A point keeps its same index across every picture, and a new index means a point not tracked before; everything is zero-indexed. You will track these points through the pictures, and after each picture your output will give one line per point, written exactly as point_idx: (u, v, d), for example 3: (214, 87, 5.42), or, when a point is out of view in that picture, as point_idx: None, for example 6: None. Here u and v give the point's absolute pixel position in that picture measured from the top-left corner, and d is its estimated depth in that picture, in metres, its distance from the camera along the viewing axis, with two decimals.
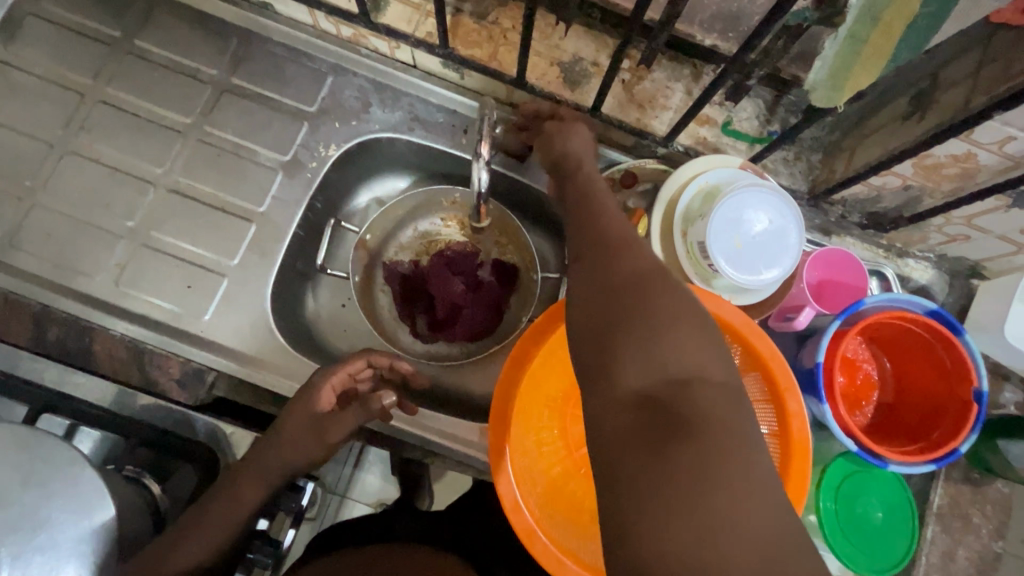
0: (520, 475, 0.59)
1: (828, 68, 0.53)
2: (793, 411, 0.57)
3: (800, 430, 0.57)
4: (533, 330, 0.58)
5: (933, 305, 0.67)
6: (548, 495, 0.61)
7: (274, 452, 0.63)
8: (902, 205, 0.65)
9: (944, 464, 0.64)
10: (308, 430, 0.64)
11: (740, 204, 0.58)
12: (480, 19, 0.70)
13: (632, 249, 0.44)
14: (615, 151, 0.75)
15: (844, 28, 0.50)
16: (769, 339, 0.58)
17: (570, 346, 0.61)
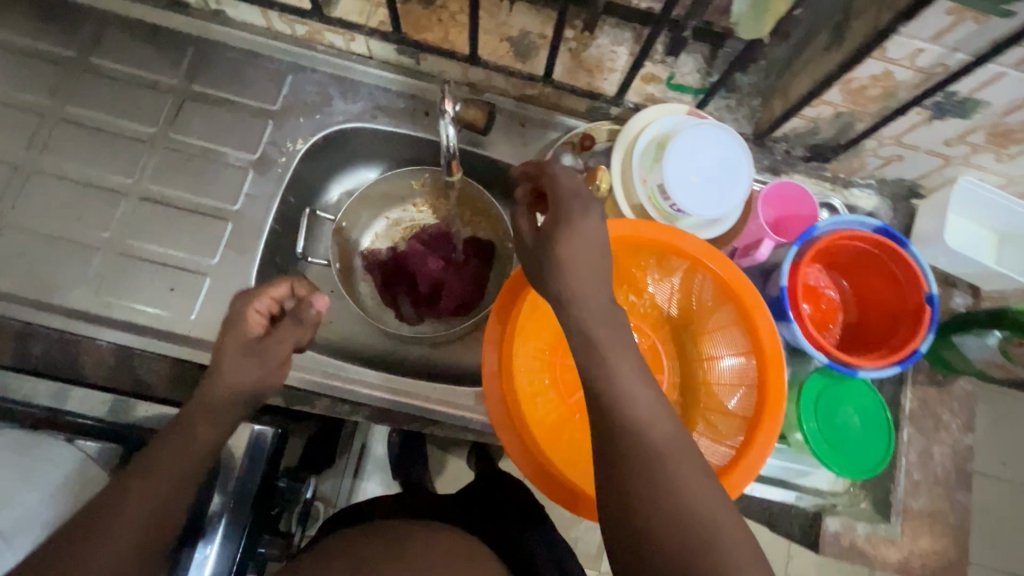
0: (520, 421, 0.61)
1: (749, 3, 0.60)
2: (763, 326, 0.61)
3: (770, 341, 0.61)
4: (513, 280, 0.62)
5: (879, 223, 0.72)
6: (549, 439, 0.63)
7: (213, 390, 0.55)
8: (838, 133, 0.71)
9: (908, 366, 0.69)
10: (242, 359, 0.56)
11: (691, 144, 0.62)
12: (428, 4, 0.72)
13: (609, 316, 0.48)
14: (570, 118, 0.80)
15: None
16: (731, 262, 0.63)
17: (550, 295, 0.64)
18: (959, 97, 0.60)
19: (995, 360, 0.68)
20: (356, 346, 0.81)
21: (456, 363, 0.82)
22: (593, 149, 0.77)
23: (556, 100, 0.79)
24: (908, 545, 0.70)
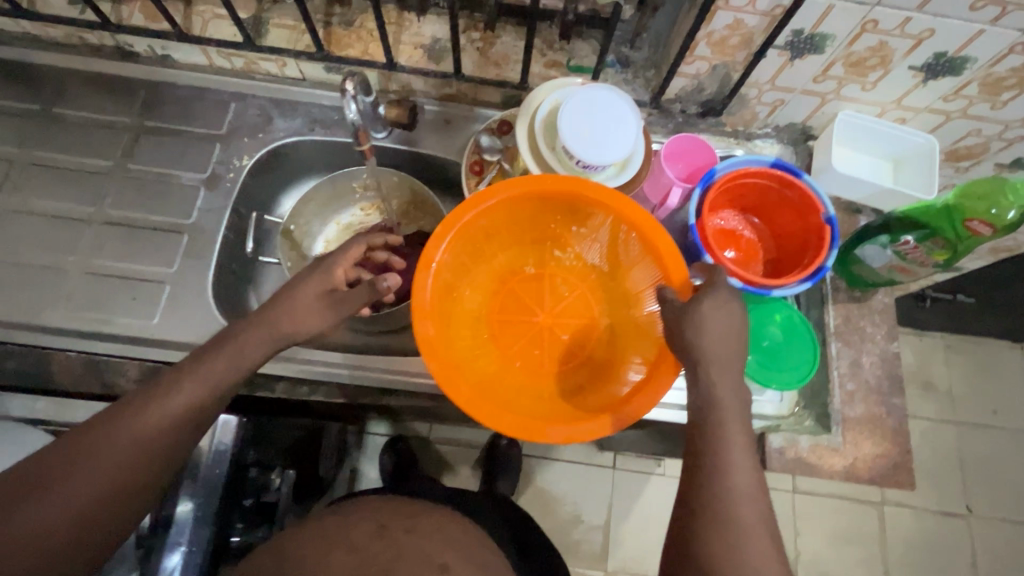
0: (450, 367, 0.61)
1: None
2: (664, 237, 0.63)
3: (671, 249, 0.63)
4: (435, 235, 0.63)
5: (773, 159, 0.80)
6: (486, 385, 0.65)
7: (282, 316, 0.60)
8: (721, 85, 0.79)
9: (818, 281, 0.74)
10: (319, 303, 0.62)
11: (581, 103, 0.70)
12: (348, 26, 0.83)
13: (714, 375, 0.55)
14: (489, 109, 0.88)
15: None
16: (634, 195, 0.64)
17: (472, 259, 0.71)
18: (806, 33, 0.68)
19: (895, 264, 0.73)
20: None
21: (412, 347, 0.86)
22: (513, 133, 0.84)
23: (474, 95, 0.87)
24: (852, 452, 0.73)
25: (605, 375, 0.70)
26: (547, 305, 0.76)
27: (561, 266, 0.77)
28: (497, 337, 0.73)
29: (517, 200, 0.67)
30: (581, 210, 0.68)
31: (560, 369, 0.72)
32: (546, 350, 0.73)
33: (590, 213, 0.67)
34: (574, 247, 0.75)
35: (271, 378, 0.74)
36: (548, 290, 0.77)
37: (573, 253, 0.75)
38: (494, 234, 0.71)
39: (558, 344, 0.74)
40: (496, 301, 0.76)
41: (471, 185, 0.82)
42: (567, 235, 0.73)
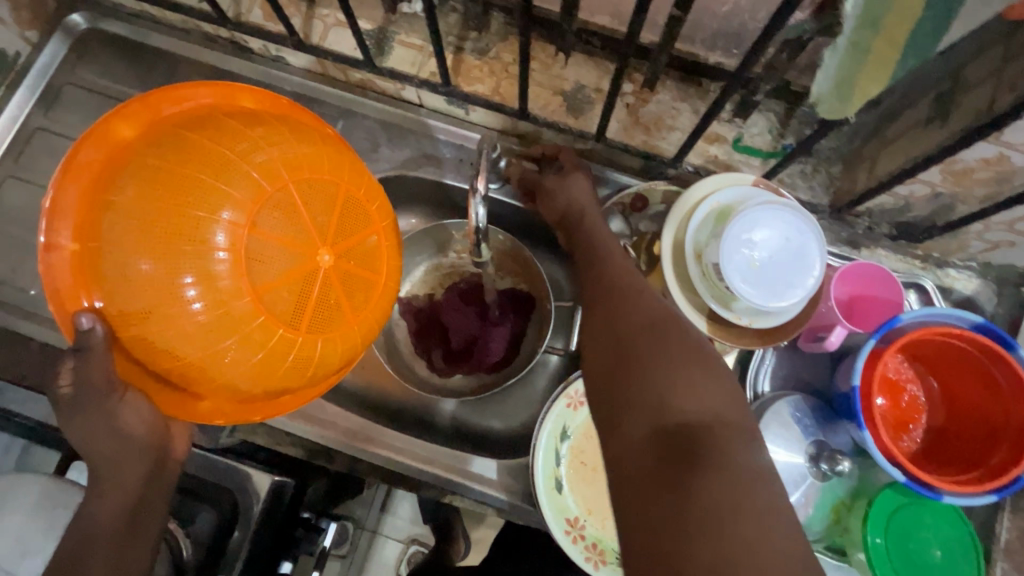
0: (118, 305, 0.51)
1: (833, 80, 0.51)
2: (205, 156, 0.50)
3: (181, 153, 0.50)
4: (155, 179, 0.50)
5: (980, 318, 0.63)
6: (132, 342, 0.51)
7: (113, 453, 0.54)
8: (934, 213, 0.62)
9: (1007, 494, 0.58)
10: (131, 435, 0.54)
11: (756, 222, 0.56)
12: (481, 55, 0.71)
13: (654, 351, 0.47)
14: (624, 174, 0.74)
15: (843, 37, 0.47)
16: (222, 151, 0.51)
17: (112, 277, 0.50)
18: None
19: None
20: (382, 395, 0.79)
21: (485, 421, 0.79)
22: (646, 212, 0.72)
23: (608, 156, 0.74)
24: None
25: (240, 318, 0.50)
26: (203, 335, 0.50)
27: (229, 317, 0.50)
28: (214, 379, 0.53)
29: (338, 160, 0.56)
30: (296, 229, 0.51)
31: (225, 349, 0.51)
32: (225, 376, 0.52)
33: (239, 130, 0.53)
34: (249, 301, 0.50)
35: (330, 449, 0.68)
36: (164, 227, 0.49)
37: (217, 249, 0.48)
38: (360, 255, 0.55)
39: (165, 356, 0.51)
40: (235, 332, 0.50)
41: None
42: (278, 276, 0.50)
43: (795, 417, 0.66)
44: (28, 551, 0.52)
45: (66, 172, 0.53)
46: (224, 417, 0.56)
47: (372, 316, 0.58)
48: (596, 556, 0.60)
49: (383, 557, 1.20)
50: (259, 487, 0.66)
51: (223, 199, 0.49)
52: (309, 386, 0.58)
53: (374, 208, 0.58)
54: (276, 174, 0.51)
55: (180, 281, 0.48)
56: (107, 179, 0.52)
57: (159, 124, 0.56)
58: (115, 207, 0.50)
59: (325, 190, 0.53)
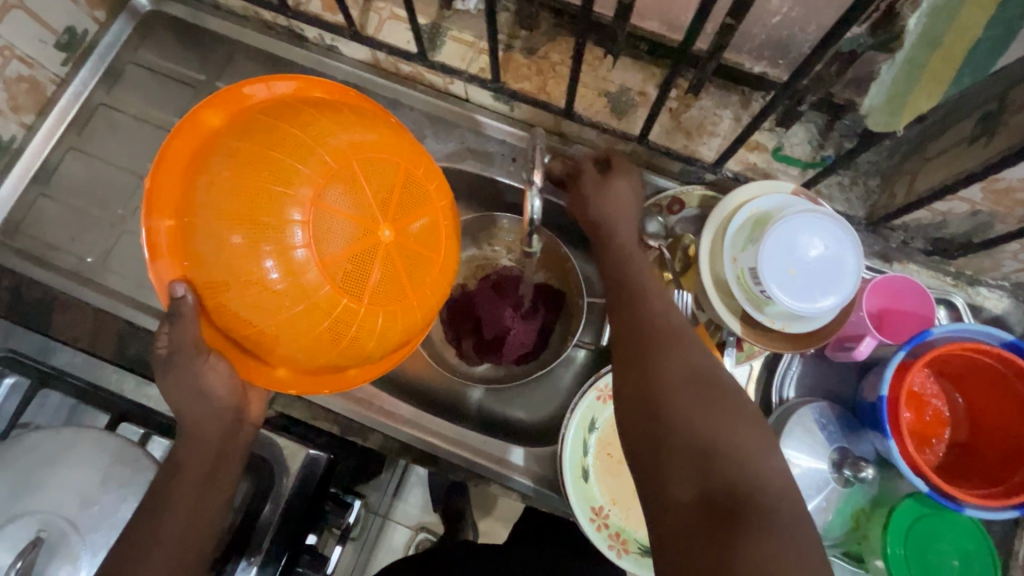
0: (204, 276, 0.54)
1: (886, 94, 0.54)
2: (282, 137, 0.53)
3: (262, 134, 0.53)
4: (240, 157, 0.53)
5: (1009, 336, 0.64)
6: (214, 309, 0.55)
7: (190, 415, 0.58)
8: (971, 230, 0.63)
9: None
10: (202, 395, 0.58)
11: (795, 229, 0.57)
12: (529, 55, 0.73)
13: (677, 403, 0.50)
14: (662, 177, 0.76)
15: (900, 52, 0.51)
16: (299, 132, 0.53)
17: (199, 248, 0.53)
18: None
19: None
20: (413, 379, 0.81)
21: (510, 411, 0.81)
22: (682, 214, 0.74)
23: (648, 159, 0.76)
24: None
25: (309, 289, 0.52)
26: (276, 305, 0.53)
27: (301, 288, 0.52)
28: (286, 347, 0.56)
29: (400, 141, 0.57)
30: (363, 206, 0.53)
31: (296, 319, 0.53)
32: (294, 344, 0.55)
33: (311, 113, 0.55)
34: (321, 272, 0.52)
35: (365, 427, 0.73)
36: (244, 203, 0.51)
37: (292, 223, 0.51)
38: (421, 232, 0.57)
39: (243, 324, 0.54)
40: (305, 302, 0.53)
41: None
42: (346, 249, 0.52)
43: (819, 423, 0.67)
44: (88, 501, 0.55)
45: (161, 158, 0.57)
46: (295, 387, 0.60)
47: (430, 293, 0.59)
48: (620, 544, 0.62)
49: (391, 543, 1.22)
50: (294, 458, 0.69)
51: (299, 176, 0.51)
52: (371, 359, 0.60)
53: (433, 187, 0.59)
54: (345, 153, 0.53)
55: (257, 252, 0.51)
56: (194, 162, 0.56)
57: (241, 110, 0.59)
58: (201, 187, 0.54)
59: (388, 168, 0.55)
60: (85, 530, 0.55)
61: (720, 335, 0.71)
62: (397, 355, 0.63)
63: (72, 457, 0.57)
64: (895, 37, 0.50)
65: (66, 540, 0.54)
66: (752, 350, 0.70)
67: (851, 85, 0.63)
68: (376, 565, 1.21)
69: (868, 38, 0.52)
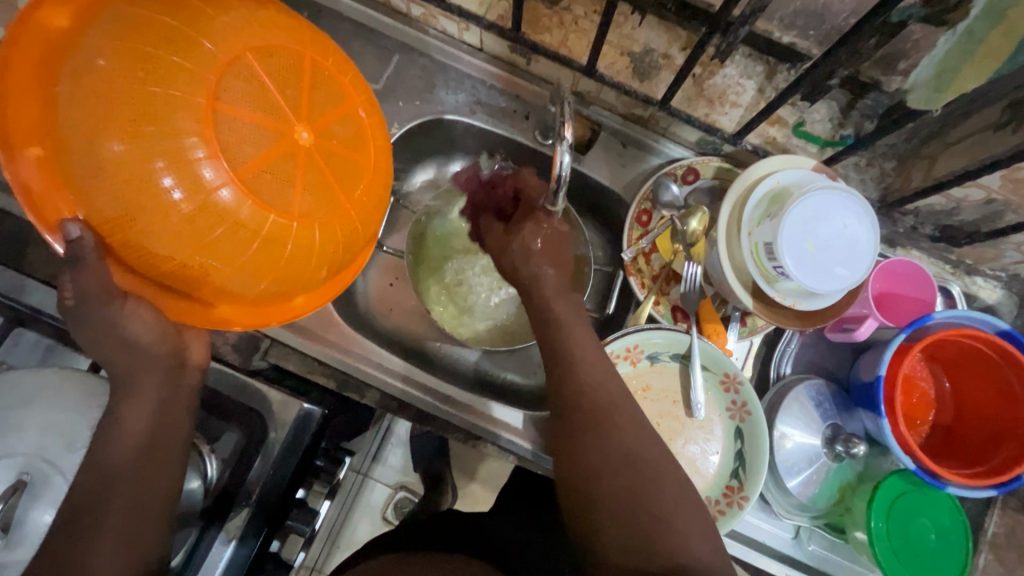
0: (95, 208, 0.49)
1: (934, 67, 0.55)
2: (153, 35, 0.47)
3: (127, 30, 0.47)
4: (106, 58, 0.46)
5: (1004, 325, 0.65)
6: (124, 246, 0.50)
7: None
8: (981, 219, 0.64)
9: (1006, 490, 0.62)
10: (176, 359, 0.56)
11: (815, 205, 0.56)
12: (552, 4, 0.67)
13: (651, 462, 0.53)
14: (676, 146, 0.76)
15: (961, 23, 0.50)
16: (175, 28, 0.47)
17: (86, 175, 0.47)
18: None
19: None
20: (410, 338, 0.80)
21: (507, 374, 0.81)
22: (696, 184, 0.73)
23: (665, 126, 0.74)
24: None
25: (228, 209, 0.49)
26: (192, 228, 0.49)
27: (214, 206, 0.48)
28: (216, 280, 0.52)
29: (296, 29, 0.53)
30: (267, 109, 0.49)
31: (220, 244, 0.50)
32: (227, 272, 0.52)
33: (187, 2, 0.49)
34: (235, 186, 0.48)
35: (363, 383, 0.72)
36: (124, 114, 0.46)
37: (189, 137, 0.46)
38: (340, 131, 0.54)
39: (160, 258, 0.50)
40: (225, 222, 0.49)
41: (632, 237, 0.72)
42: (259, 155, 0.49)
43: (814, 401, 0.69)
44: (73, 445, 0.53)
45: (2, 66, 0.48)
46: (241, 322, 0.57)
47: (366, 199, 0.57)
48: None
49: (370, 500, 1.21)
50: (288, 411, 0.67)
51: (183, 76, 0.46)
52: (311, 281, 0.58)
53: (345, 80, 0.55)
54: (234, 46, 0.49)
55: (153, 173, 0.47)
56: (49, 69, 0.48)
57: (92, 3, 0.49)
58: (66, 100, 0.47)
59: (288, 62, 0.51)
60: (70, 476, 0.52)
61: (725, 310, 0.72)
62: (342, 275, 0.62)
63: (54, 399, 0.54)
64: (951, 9, 0.49)
65: (51, 484, 0.51)
66: (756, 324, 0.71)
67: (878, 64, 0.60)
68: (354, 520, 1.20)
69: (920, 8, 0.50)
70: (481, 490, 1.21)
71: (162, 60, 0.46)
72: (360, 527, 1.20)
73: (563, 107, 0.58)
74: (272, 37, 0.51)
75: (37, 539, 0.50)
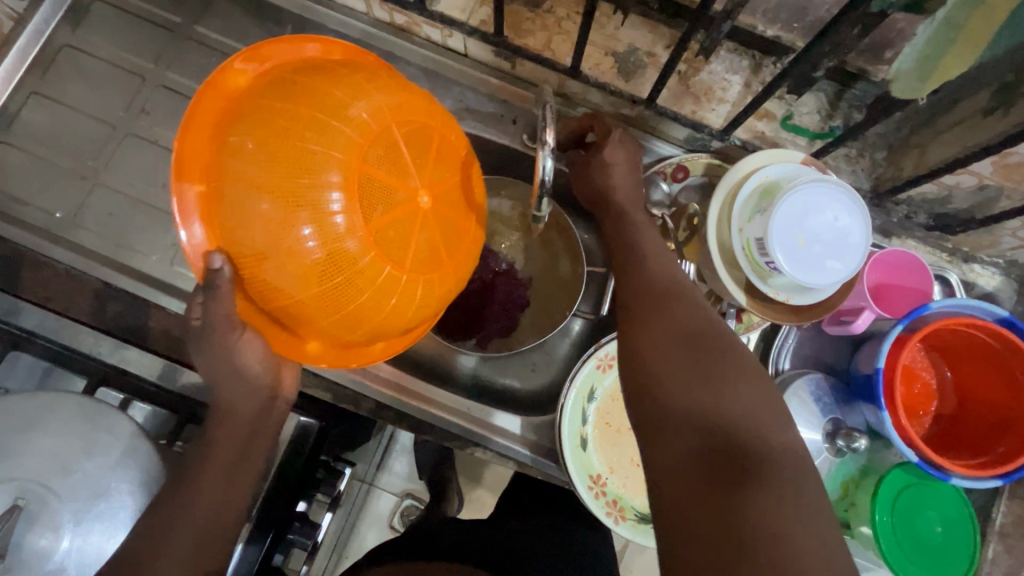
0: (236, 243, 0.49)
1: (917, 57, 0.55)
2: (318, 98, 0.49)
3: (293, 92, 0.49)
4: (274, 117, 0.48)
5: (1004, 312, 0.64)
6: (251, 279, 0.51)
7: None
8: (975, 206, 0.63)
9: (1012, 480, 0.61)
10: None
11: (804, 199, 0.56)
12: (534, 8, 0.68)
13: (737, 371, 0.49)
14: (665, 144, 0.74)
15: (940, 12, 0.50)
16: (333, 92, 0.49)
17: (234, 215, 0.49)
18: None
19: None
20: (406, 346, 0.79)
21: (503, 378, 0.80)
22: (686, 182, 0.72)
23: (653, 124, 0.73)
24: None
25: (354, 259, 0.49)
26: (315, 274, 0.49)
27: (340, 255, 0.48)
28: (324, 321, 0.52)
29: (431, 102, 0.54)
30: (397, 169, 0.50)
31: (336, 288, 0.50)
32: (337, 316, 0.52)
33: (344, 72, 0.51)
34: (361, 239, 0.48)
35: (358, 394, 0.71)
36: (282, 165, 0.47)
37: (330, 189, 0.47)
38: (452, 197, 0.54)
39: (278, 295, 0.51)
40: (342, 271, 0.49)
41: None
42: (387, 213, 0.49)
43: (814, 395, 0.68)
44: (67, 469, 0.53)
45: (191, 117, 0.51)
46: (327, 360, 0.57)
47: (462, 259, 0.57)
48: (616, 512, 0.65)
49: (376, 509, 1.21)
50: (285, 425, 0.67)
51: (337, 137, 0.48)
52: (402, 330, 0.57)
53: (464, 152, 0.56)
54: (382, 113, 0.50)
55: (293, 218, 0.47)
56: (224, 122, 0.51)
57: (269, 69, 0.53)
58: (233, 147, 0.49)
59: (423, 130, 0.52)
60: (66, 498, 0.52)
61: (720, 307, 0.70)
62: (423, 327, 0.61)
63: (47, 422, 0.53)
64: None
65: (47, 508, 0.51)
66: (751, 321, 0.70)
67: (865, 53, 0.59)
68: (361, 529, 1.20)
69: None
70: (486, 496, 1.20)
71: (322, 120, 0.48)
72: (368, 536, 1.20)
73: (544, 110, 0.57)
74: (416, 107, 0.52)
75: (35, 563, 0.50)
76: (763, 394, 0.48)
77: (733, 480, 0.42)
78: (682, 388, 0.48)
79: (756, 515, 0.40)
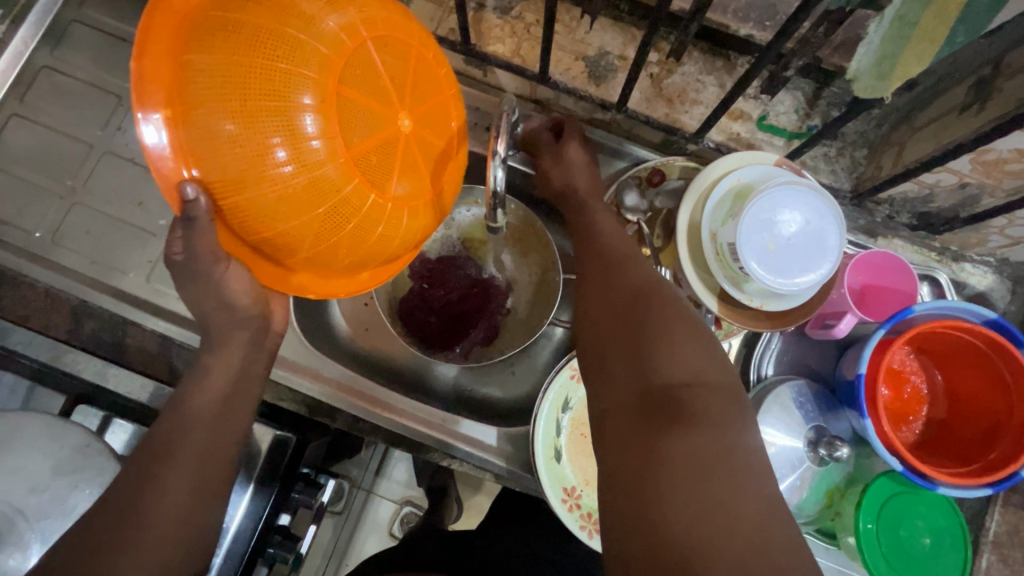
0: (209, 169, 0.46)
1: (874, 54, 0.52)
2: (286, 7, 0.45)
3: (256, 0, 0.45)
4: (239, 27, 0.45)
5: (992, 313, 0.62)
6: (233, 208, 0.48)
7: None
8: (959, 204, 0.61)
9: (1003, 488, 0.58)
10: None
11: (773, 203, 0.54)
12: (503, 14, 0.68)
13: (678, 318, 0.50)
14: (642, 148, 0.72)
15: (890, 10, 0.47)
16: (301, 2, 0.46)
17: (205, 139, 0.45)
18: None
19: None
20: (386, 357, 0.79)
21: (484, 388, 0.79)
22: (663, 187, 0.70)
23: (628, 128, 0.72)
24: None
25: (336, 188, 0.48)
26: (297, 202, 0.48)
27: (322, 181, 0.48)
28: (312, 250, 0.51)
29: (404, 19, 0.52)
30: (377, 91, 0.48)
31: (322, 217, 0.49)
32: (326, 246, 0.51)
33: None
34: (343, 165, 0.48)
35: (334, 407, 0.71)
36: (252, 85, 0.44)
37: (306, 112, 0.45)
38: (434, 122, 0.53)
39: (262, 226, 0.49)
40: (327, 198, 0.48)
41: None
42: (369, 138, 0.48)
43: (797, 402, 0.66)
44: (35, 488, 0.53)
45: (141, 29, 0.46)
46: (315, 291, 0.57)
47: (445, 185, 0.57)
48: (590, 525, 0.66)
49: (376, 517, 1.20)
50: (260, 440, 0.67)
51: (310, 55, 0.45)
52: (387, 260, 0.57)
53: (443, 74, 0.55)
54: (356, 30, 0.48)
55: (267, 142, 0.45)
56: (181, 31, 0.46)
57: None
58: (194, 61, 0.45)
59: (399, 53, 0.50)
60: (34, 518, 0.53)
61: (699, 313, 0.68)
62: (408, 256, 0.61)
63: (17, 442, 0.54)
64: None
65: (14, 528, 0.52)
66: (731, 328, 0.68)
67: (839, 50, 0.58)
68: (361, 538, 1.19)
69: None
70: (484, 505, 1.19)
71: (289, 31, 0.45)
72: (368, 544, 1.18)
73: (501, 117, 0.56)
74: (386, 24, 0.50)
75: None
76: (699, 339, 0.48)
77: (654, 418, 0.43)
78: (619, 340, 0.49)
79: (674, 451, 0.40)
